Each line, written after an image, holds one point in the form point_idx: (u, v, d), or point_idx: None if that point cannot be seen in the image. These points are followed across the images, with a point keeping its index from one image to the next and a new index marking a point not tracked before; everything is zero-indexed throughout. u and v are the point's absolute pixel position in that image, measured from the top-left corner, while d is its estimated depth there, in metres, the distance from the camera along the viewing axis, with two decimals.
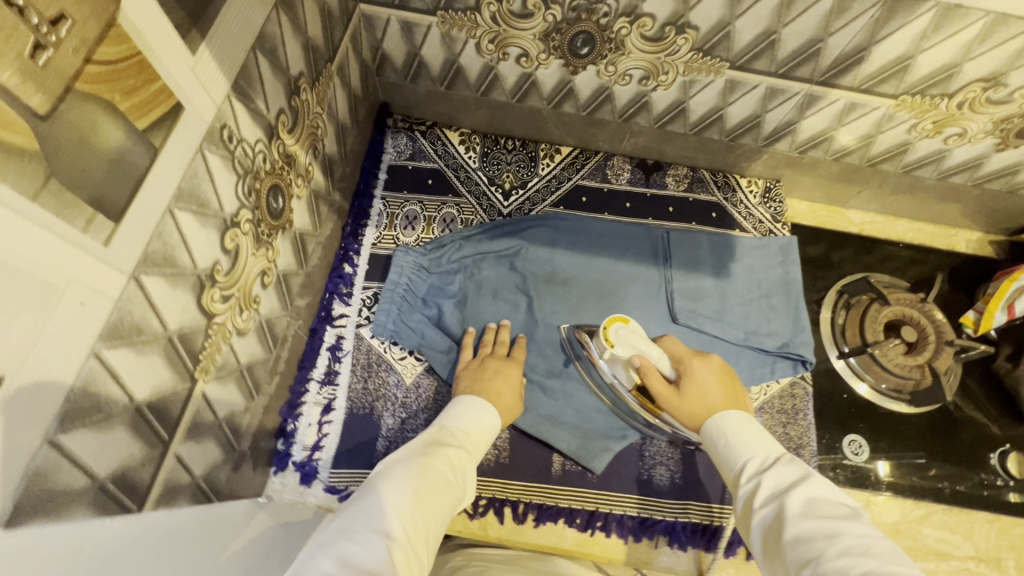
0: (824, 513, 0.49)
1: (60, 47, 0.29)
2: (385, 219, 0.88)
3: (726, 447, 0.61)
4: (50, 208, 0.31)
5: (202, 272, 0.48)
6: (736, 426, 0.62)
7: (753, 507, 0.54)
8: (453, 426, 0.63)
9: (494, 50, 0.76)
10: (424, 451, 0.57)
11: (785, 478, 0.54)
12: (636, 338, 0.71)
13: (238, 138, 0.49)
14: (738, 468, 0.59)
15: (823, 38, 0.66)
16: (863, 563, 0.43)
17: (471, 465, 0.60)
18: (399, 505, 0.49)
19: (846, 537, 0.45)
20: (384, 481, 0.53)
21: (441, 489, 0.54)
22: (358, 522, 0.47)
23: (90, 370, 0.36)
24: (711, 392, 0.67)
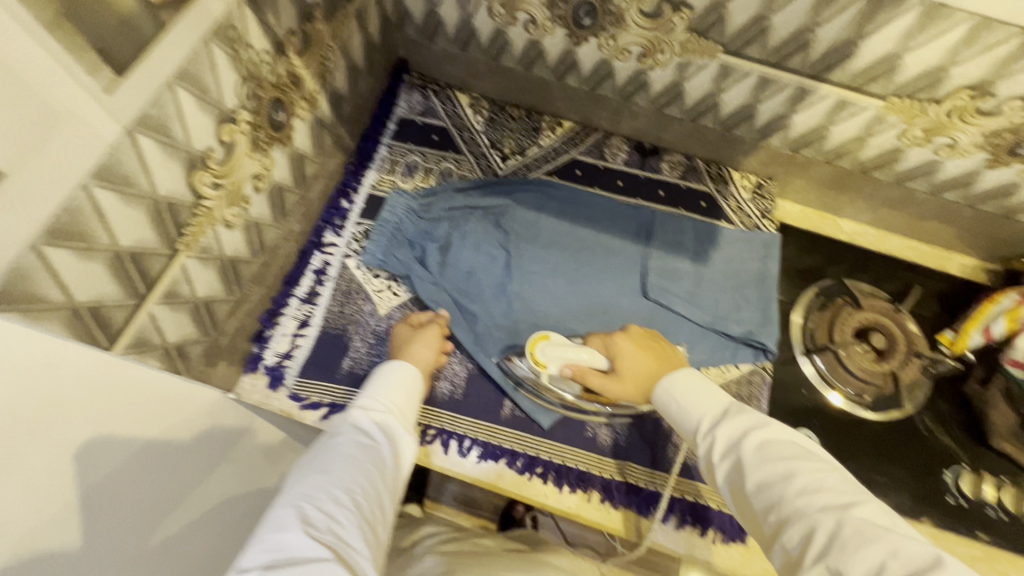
0: (776, 454, 0.54)
1: None
2: (387, 164, 0.94)
3: (680, 412, 0.66)
4: (60, 41, 0.37)
5: (195, 153, 0.54)
6: (682, 388, 0.67)
7: (713, 464, 0.59)
8: (364, 402, 0.65)
9: (504, 13, 0.81)
10: (339, 440, 0.58)
11: (739, 428, 0.59)
12: (563, 349, 0.75)
13: (245, 42, 0.55)
14: (694, 427, 0.63)
15: (811, 28, 0.68)
16: (821, 498, 0.49)
17: (391, 431, 0.63)
18: (318, 493, 0.51)
19: (801, 477, 0.51)
20: (299, 478, 0.54)
21: (363, 464, 0.56)
22: (276, 522, 0.48)
23: (78, 199, 0.42)
24: (643, 363, 0.73)
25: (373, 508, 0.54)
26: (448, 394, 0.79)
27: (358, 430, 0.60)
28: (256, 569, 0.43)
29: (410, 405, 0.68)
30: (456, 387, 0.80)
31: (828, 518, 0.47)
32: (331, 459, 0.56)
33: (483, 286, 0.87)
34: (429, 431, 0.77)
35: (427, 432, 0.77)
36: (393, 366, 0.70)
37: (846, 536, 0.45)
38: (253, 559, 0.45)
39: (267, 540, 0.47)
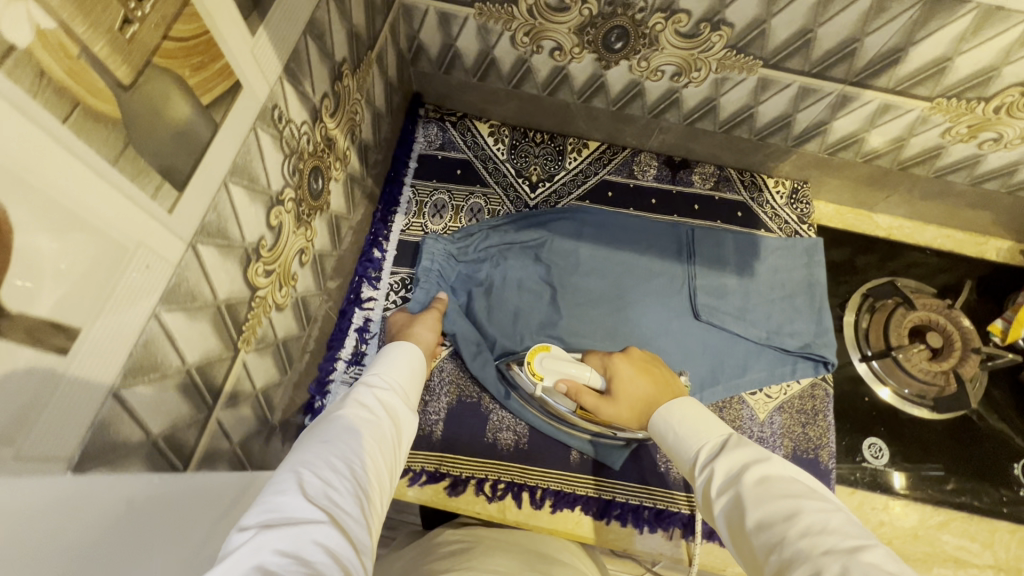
0: (777, 491, 0.47)
1: (144, 22, 0.31)
2: (414, 206, 0.90)
3: (676, 441, 0.60)
4: (128, 174, 0.33)
5: (249, 246, 0.50)
6: (680, 415, 0.62)
7: (712, 500, 0.52)
8: (368, 381, 0.60)
9: (528, 42, 0.78)
10: (341, 411, 0.53)
11: (739, 459, 0.53)
12: (563, 364, 0.71)
13: (287, 119, 0.51)
14: (692, 458, 0.58)
15: (859, 38, 0.65)
16: (824, 540, 0.41)
17: (398, 409, 0.58)
18: (317, 459, 0.45)
19: (806, 516, 0.44)
20: (299, 448, 0.48)
21: (367, 435, 0.51)
22: (273, 487, 0.42)
23: (151, 330, 0.39)
24: (641, 387, 0.68)
25: (375, 481, 0.48)
26: (513, 445, 0.77)
27: (361, 404, 0.55)
28: (250, 533, 0.37)
29: (409, 391, 0.62)
30: (519, 437, 0.78)
31: (831, 562, 0.39)
32: (332, 427, 0.50)
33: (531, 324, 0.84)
34: (498, 486, 0.75)
35: (497, 487, 0.75)
36: (396, 352, 0.66)
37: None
38: (248, 522, 0.38)
39: (265, 504, 0.41)
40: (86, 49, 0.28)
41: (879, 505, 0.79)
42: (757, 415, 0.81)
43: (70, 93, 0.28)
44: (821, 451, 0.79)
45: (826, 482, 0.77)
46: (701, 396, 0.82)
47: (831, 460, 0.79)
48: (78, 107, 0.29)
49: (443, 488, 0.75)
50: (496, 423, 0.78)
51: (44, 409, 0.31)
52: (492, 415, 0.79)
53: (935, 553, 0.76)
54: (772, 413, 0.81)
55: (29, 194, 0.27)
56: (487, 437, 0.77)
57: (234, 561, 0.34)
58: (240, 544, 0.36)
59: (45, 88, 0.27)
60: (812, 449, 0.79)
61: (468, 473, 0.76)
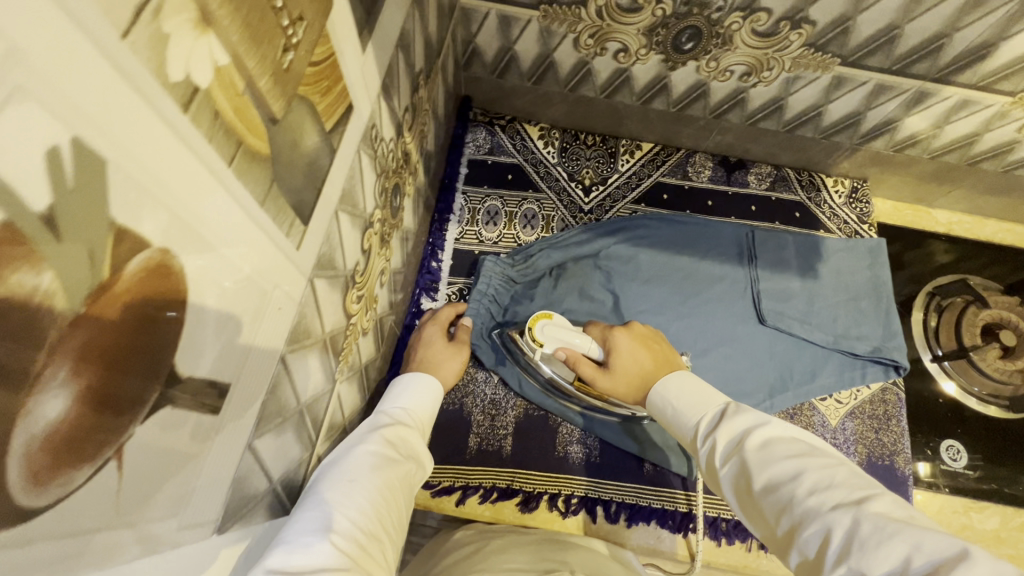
0: (782, 452, 0.43)
1: (297, 49, 0.28)
2: (467, 215, 0.88)
3: (675, 416, 0.55)
4: (271, 215, 0.31)
5: (348, 273, 0.48)
6: (679, 388, 0.56)
7: (714, 467, 0.47)
8: (394, 406, 0.56)
9: (593, 44, 0.75)
10: (366, 437, 0.49)
11: (739, 425, 0.47)
12: (563, 331, 0.67)
13: (380, 137, 0.49)
14: (692, 430, 0.52)
15: (948, 34, 0.63)
16: (834, 495, 0.38)
17: (421, 442, 0.53)
18: (341, 496, 0.41)
19: (811, 473, 0.40)
20: (320, 477, 0.44)
21: (394, 471, 0.47)
22: (295, 525, 0.38)
23: (278, 373, 0.36)
24: (641, 361, 0.63)
25: (392, 527, 0.44)
26: (584, 458, 0.75)
27: (389, 433, 0.51)
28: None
29: (430, 416, 0.59)
30: (590, 450, 0.76)
31: (844, 518, 0.36)
32: (358, 456, 0.46)
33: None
34: (572, 501, 0.73)
35: (571, 501, 0.73)
36: (422, 375, 0.61)
37: (863, 536, 0.34)
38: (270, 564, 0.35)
39: (285, 540, 0.37)
40: (252, 83, 0.25)
41: (959, 508, 0.78)
42: (829, 421, 0.80)
43: (236, 132, 0.25)
44: (897, 457, 0.78)
45: (904, 488, 0.76)
46: (772, 403, 0.80)
47: (908, 465, 0.78)
48: (240, 147, 0.26)
49: (516, 504, 0.73)
50: (566, 436, 0.76)
51: (199, 474, 0.29)
52: (560, 428, 0.77)
53: (1020, 555, 0.75)
54: (845, 419, 0.80)
55: (201, 247, 0.25)
56: (558, 451, 0.75)
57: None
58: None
59: (218, 131, 0.24)
60: (887, 454, 0.78)
61: (541, 489, 0.73)
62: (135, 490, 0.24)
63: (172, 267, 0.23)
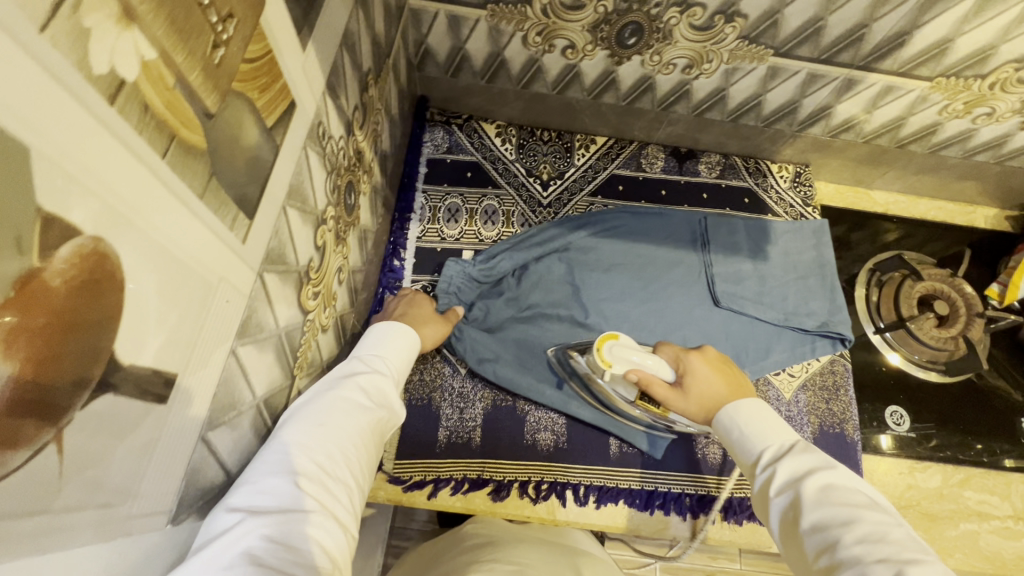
0: (841, 498, 0.44)
1: (228, 46, 0.29)
2: (428, 212, 0.89)
3: (740, 440, 0.56)
4: (212, 208, 0.31)
5: (302, 270, 0.48)
6: (750, 415, 0.57)
7: (766, 495, 0.49)
8: (369, 355, 0.57)
9: (541, 42, 0.77)
10: (341, 384, 0.50)
11: (804, 463, 0.48)
12: (631, 352, 0.66)
13: (329, 135, 0.50)
14: (754, 456, 0.53)
15: (868, 23, 0.68)
16: (881, 549, 0.39)
17: (394, 389, 0.55)
18: (310, 441, 0.43)
19: (863, 524, 0.41)
20: (292, 418, 0.45)
21: (364, 416, 0.48)
22: (263, 464, 0.41)
23: (230, 367, 0.37)
24: (715, 387, 0.63)
25: (364, 467, 0.47)
26: (552, 444, 0.77)
27: (360, 381, 0.52)
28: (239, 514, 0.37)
29: (405, 369, 0.60)
30: (558, 436, 0.78)
31: (885, 570, 0.37)
32: (330, 404, 0.47)
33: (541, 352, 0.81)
34: (541, 487, 0.75)
35: (540, 487, 0.75)
36: (394, 326, 0.61)
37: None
38: (238, 501, 0.38)
39: (252, 477, 0.40)
40: (182, 78, 0.26)
41: (905, 469, 0.83)
42: (783, 395, 0.83)
43: (168, 126, 0.26)
44: (846, 425, 0.82)
45: (855, 454, 0.80)
46: None
47: (856, 432, 0.82)
48: (173, 141, 0.27)
49: (487, 494, 0.74)
50: (534, 424, 0.78)
51: (148, 466, 0.29)
52: (528, 417, 0.78)
53: (960, 509, 0.80)
54: (797, 392, 0.84)
55: (137, 237, 0.25)
56: (526, 439, 0.77)
57: (219, 547, 0.34)
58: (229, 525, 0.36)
59: (149, 123, 0.25)
60: (837, 423, 0.82)
61: (512, 477, 0.75)
62: (80, 481, 0.24)
63: (105, 254, 0.23)
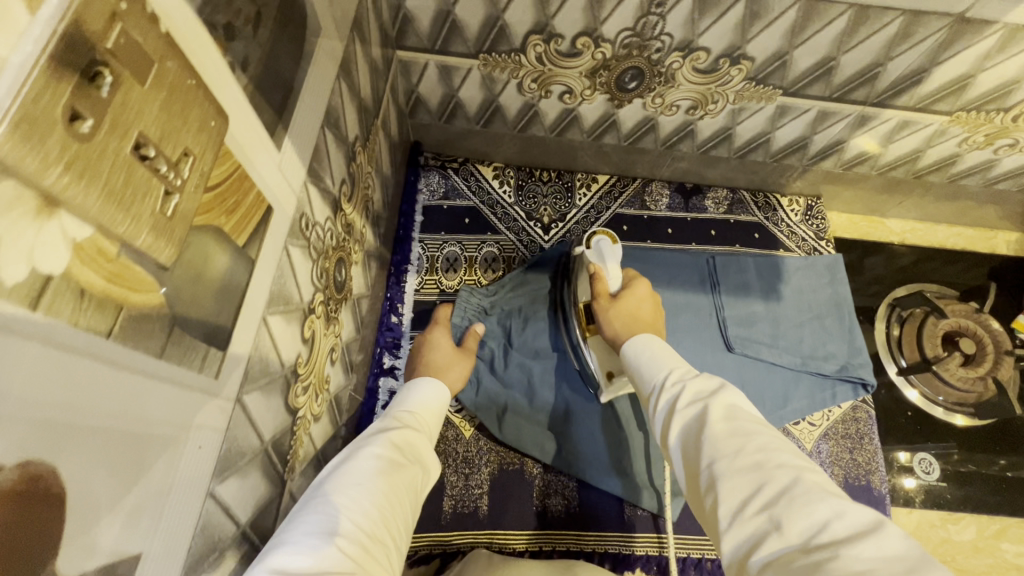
0: (742, 413, 0.40)
1: (184, 190, 0.26)
2: (425, 263, 0.86)
3: (651, 364, 0.51)
4: (176, 359, 0.28)
5: (288, 371, 0.45)
6: (661, 347, 0.53)
7: (672, 414, 0.44)
8: (400, 412, 0.54)
9: (536, 88, 0.74)
10: (374, 441, 0.48)
11: (707, 381, 0.44)
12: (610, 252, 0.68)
13: (313, 223, 0.47)
14: (660, 380, 0.48)
15: (882, 62, 0.64)
16: (779, 455, 0.36)
17: (427, 448, 0.52)
18: (346, 500, 0.41)
19: (762, 435, 0.38)
20: (328, 480, 0.44)
21: (401, 476, 0.46)
22: (302, 527, 0.38)
23: (207, 512, 0.34)
24: (643, 309, 0.61)
25: (400, 533, 0.43)
26: (564, 510, 0.73)
27: (394, 437, 0.49)
28: None
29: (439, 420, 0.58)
30: (570, 501, 0.74)
31: (784, 477, 0.34)
32: (366, 458, 0.45)
33: (547, 398, 0.77)
34: (555, 557, 0.71)
35: (553, 558, 0.71)
36: (428, 381, 0.59)
37: (794, 494, 0.33)
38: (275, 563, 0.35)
39: (290, 541, 0.37)
40: (129, 244, 0.23)
41: (936, 521, 0.79)
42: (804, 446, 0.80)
43: (115, 300, 0.23)
44: (872, 476, 0.78)
45: (882, 507, 0.76)
46: None
47: (883, 484, 0.78)
48: (121, 313, 0.23)
49: None
50: (543, 488, 0.74)
51: None
52: (538, 480, 0.75)
53: (998, 564, 0.76)
54: (819, 441, 0.81)
55: (83, 435, 0.22)
56: (536, 505, 0.73)
57: None
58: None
59: (87, 309, 0.21)
60: (863, 474, 0.78)
61: (522, 548, 0.71)
62: None
63: (38, 476, 0.20)
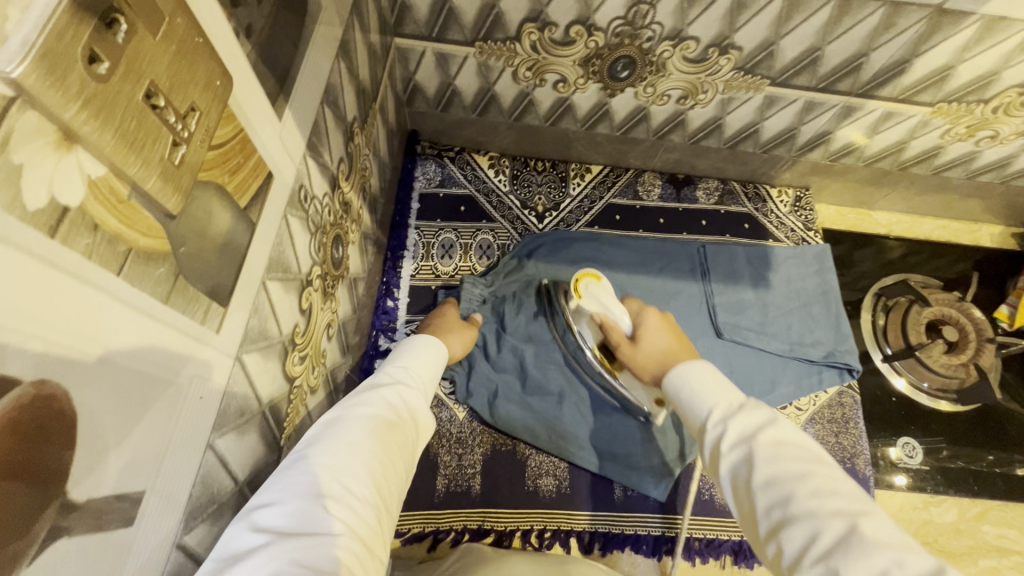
0: (793, 453, 0.40)
1: (191, 142, 0.27)
2: (421, 249, 0.87)
3: (689, 398, 0.51)
4: (180, 307, 0.29)
5: (286, 339, 0.46)
6: (702, 374, 0.51)
7: (718, 455, 0.44)
8: (395, 370, 0.55)
9: (531, 77, 0.76)
10: (366, 399, 0.48)
11: (753, 420, 0.44)
12: (606, 293, 0.69)
13: (312, 196, 0.48)
14: (703, 416, 0.48)
15: (866, 53, 0.66)
16: (832, 501, 0.36)
17: (420, 406, 0.53)
18: (335, 457, 0.41)
19: (814, 479, 0.37)
20: (319, 432, 0.44)
21: (393, 433, 0.47)
22: (289, 484, 0.39)
23: (207, 462, 0.35)
24: (664, 342, 0.63)
25: (394, 487, 0.45)
26: (555, 490, 0.75)
27: (387, 395, 0.50)
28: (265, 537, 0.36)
29: (433, 382, 0.58)
30: (560, 481, 0.75)
31: (838, 525, 0.34)
32: (356, 415, 0.46)
33: (539, 382, 0.79)
34: (545, 535, 0.72)
35: (544, 536, 0.72)
36: (422, 343, 0.61)
37: (849, 545, 0.33)
38: (263, 521, 0.37)
39: (278, 498, 0.39)
40: (138, 187, 0.24)
41: (919, 504, 0.80)
42: None
43: (124, 240, 0.24)
44: (857, 460, 0.80)
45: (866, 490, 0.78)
46: None
47: (868, 468, 0.80)
48: (130, 253, 0.25)
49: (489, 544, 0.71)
50: (535, 469, 0.75)
51: None
52: (530, 461, 0.76)
53: (979, 545, 0.78)
54: (806, 425, 0.82)
55: (92, 366, 0.23)
56: (528, 485, 0.74)
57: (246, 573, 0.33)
58: (252, 549, 0.35)
59: (100, 243, 0.23)
60: (848, 458, 0.80)
61: (513, 526, 0.72)
62: None
63: (52, 397, 0.21)
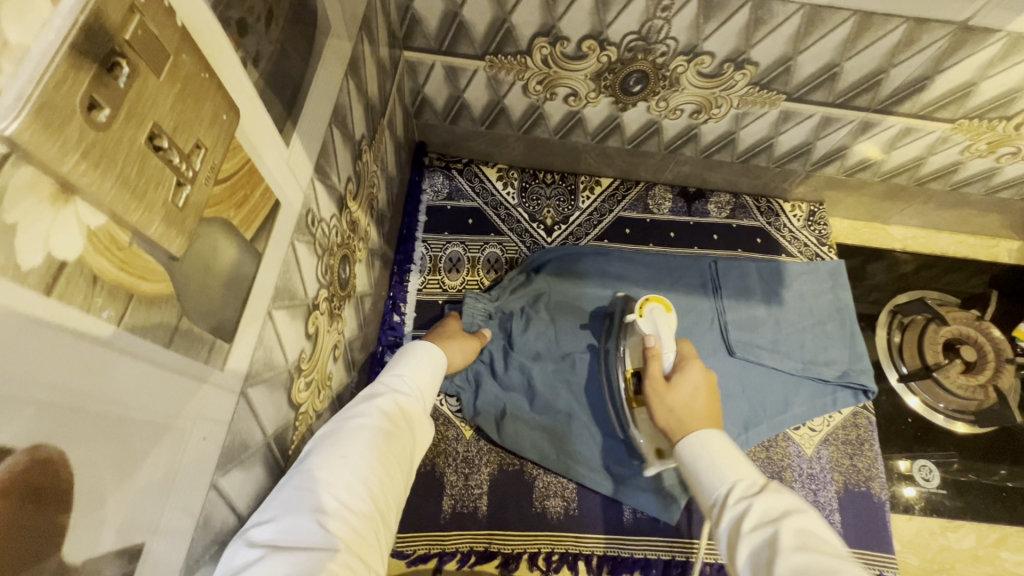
0: (817, 546, 0.39)
1: (195, 181, 0.26)
2: (428, 263, 0.86)
3: (708, 471, 0.51)
4: (183, 349, 0.28)
5: (292, 366, 0.45)
6: (722, 448, 0.53)
7: (739, 535, 0.43)
8: (394, 375, 0.53)
9: (542, 90, 0.74)
10: (365, 408, 0.47)
11: (775, 504, 0.44)
12: (665, 325, 0.70)
13: (319, 220, 0.47)
14: (724, 493, 0.48)
15: (886, 69, 0.64)
16: None
17: (418, 413, 0.52)
18: (331, 472, 0.40)
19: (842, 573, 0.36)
20: (317, 444, 0.43)
21: (391, 442, 0.45)
22: (286, 498, 0.39)
23: (209, 503, 0.34)
24: (697, 401, 0.61)
25: (393, 497, 0.44)
26: (563, 511, 0.73)
27: (385, 404, 0.49)
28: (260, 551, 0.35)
29: (433, 389, 0.57)
30: (569, 503, 0.74)
31: None
32: (354, 425, 0.45)
33: (546, 399, 0.78)
34: (553, 558, 0.71)
35: (551, 559, 0.71)
36: (425, 347, 0.59)
37: None
38: (259, 535, 0.36)
39: (275, 511, 0.38)
40: (139, 233, 0.23)
41: (936, 529, 0.78)
42: (804, 451, 0.79)
43: (125, 288, 0.23)
44: (872, 483, 0.78)
45: (882, 515, 0.76)
46: (747, 437, 0.78)
47: (883, 492, 0.78)
48: (131, 300, 0.24)
49: (495, 567, 0.70)
50: (543, 490, 0.74)
51: None
52: (537, 482, 0.74)
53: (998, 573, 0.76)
54: (819, 447, 0.80)
55: (91, 421, 0.22)
56: (535, 507, 0.73)
57: None
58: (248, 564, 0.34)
59: (100, 295, 0.22)
60: (863, 481, 0.78)
61: (521, 548, 0.71)
62: None
63: (49, 460, 0.20)
